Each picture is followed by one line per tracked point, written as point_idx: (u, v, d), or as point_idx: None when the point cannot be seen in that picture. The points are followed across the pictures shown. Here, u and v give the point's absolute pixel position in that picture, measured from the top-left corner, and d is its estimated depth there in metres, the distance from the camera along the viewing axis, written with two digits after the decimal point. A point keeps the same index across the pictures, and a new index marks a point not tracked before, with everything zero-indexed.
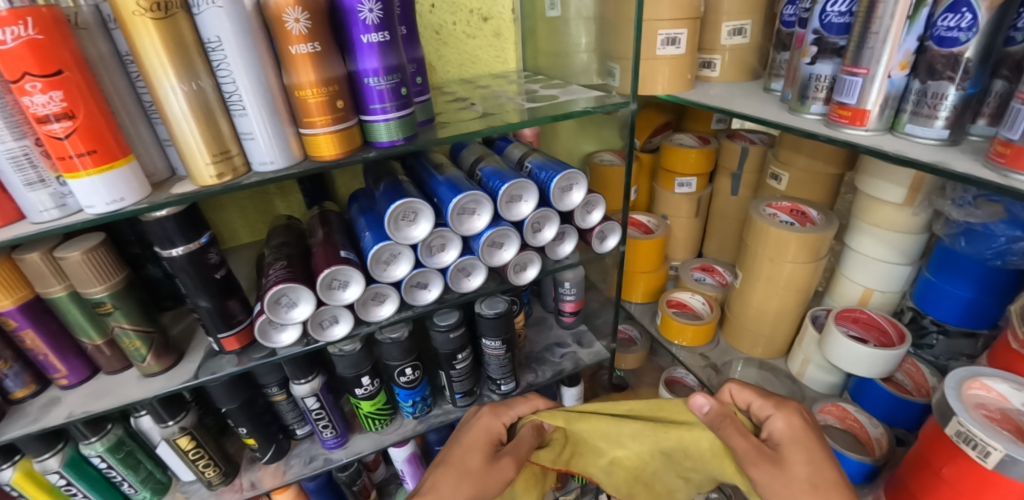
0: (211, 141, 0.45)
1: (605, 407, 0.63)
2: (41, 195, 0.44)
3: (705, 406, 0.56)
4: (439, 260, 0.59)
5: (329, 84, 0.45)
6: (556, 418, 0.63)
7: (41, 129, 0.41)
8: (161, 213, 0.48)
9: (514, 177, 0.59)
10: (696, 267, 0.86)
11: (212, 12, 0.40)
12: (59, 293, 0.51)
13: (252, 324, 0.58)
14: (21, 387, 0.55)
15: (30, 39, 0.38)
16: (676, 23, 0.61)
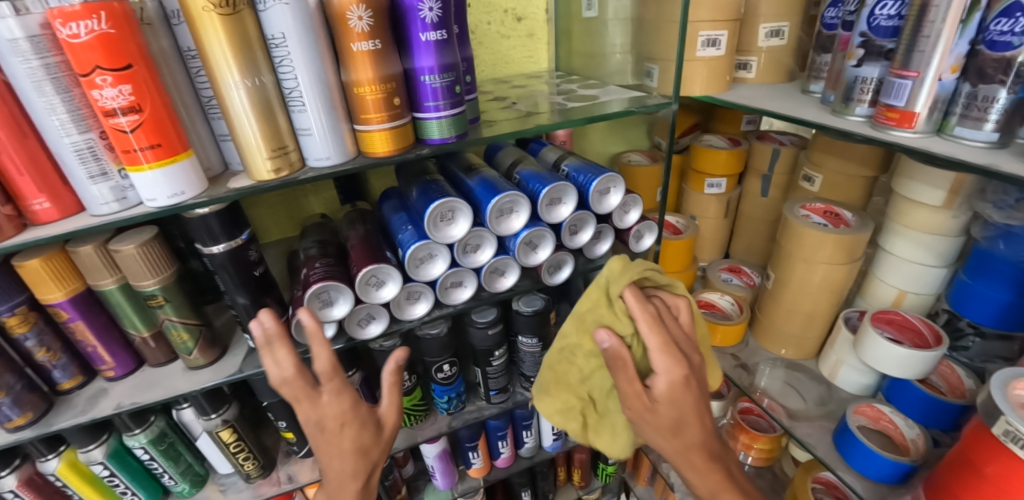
0: (270, 136, 0.45)
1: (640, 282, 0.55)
2: (102, 188, 0.45)
3: (607, 342, 0.51)
4: (474, 260, 0.59)
5: (386, 81, 0.45)
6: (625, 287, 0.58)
7: (107, 123, 0.41)
8: (203, 210, 0.48)
9: (553, 180, 0.59)
10: (723, 268, 0.87)
11: (278, 9, 0.41)
12: (110, 285, 0.52)
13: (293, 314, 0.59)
14: (68, 378, 0.57)
15: (103, 33, 0.38)
16: (716, 24, 0.61)
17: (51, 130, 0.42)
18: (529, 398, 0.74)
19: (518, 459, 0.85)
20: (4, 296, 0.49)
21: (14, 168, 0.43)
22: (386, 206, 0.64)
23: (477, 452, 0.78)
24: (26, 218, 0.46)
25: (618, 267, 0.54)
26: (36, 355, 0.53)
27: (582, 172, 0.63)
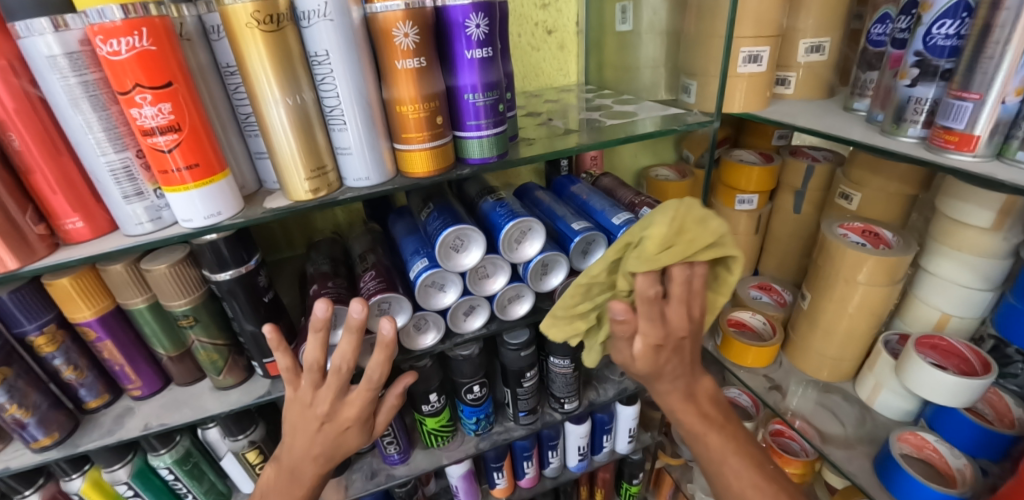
0: (309, 156, 0.44)
1: (693, 250, 0.44)
2: (136, 208, 0.44)
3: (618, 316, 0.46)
4: (487, 288, 0.56)
5: (429, 100, 0.44)
6: (703, 232, 0.44)
7: (144, 142, 0.40)
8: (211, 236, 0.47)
9: (585, 226, 0.56)
10: (753, 285, 0.86)
11: (323, 25, 0.39)
12: (139, 304, 0.53)
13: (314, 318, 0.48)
14: (95, 396, 0.58)
15: (143, 50, 0.37)
16: (759, 40, 0.59)
17: (88, 150, 0.40)
18: (558, 419, 0.72)
19: (542, 479, 0.83)
20: (35, 313, 0.50)
21: (47, 186, 0.41)
22: (396, 226, 0.61)
23: (502, 472, 0.76)
24: (58, 238, 0.45)
25: (655, 249, 0.43)
26: (63, 373, 0.55)
27: (608, 211, 0.59)
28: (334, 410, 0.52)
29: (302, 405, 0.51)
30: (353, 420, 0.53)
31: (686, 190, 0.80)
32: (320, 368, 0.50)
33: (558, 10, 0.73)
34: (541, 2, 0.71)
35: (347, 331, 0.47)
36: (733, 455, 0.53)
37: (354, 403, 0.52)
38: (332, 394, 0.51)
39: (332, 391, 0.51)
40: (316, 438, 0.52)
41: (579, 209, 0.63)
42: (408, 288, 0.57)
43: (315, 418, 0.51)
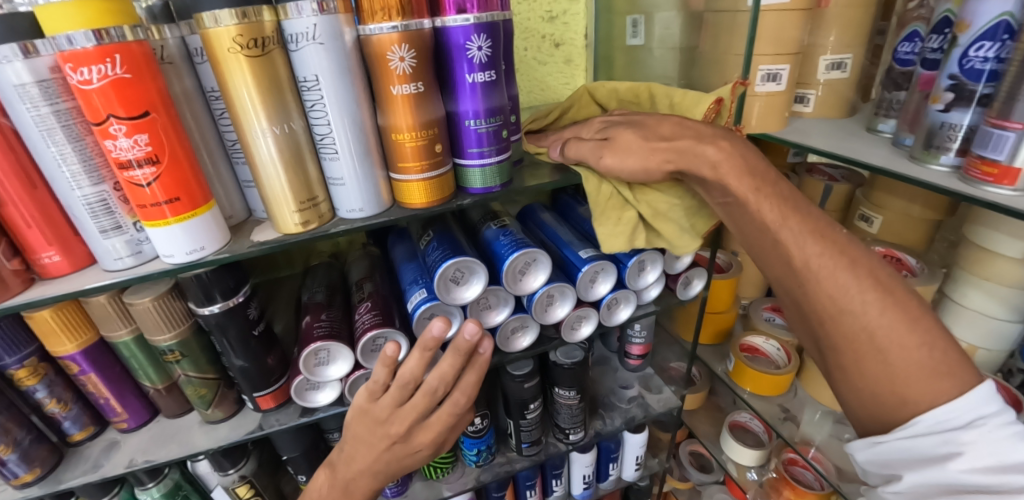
0: (299, 187, 0.41)
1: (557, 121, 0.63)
2: (115, 243, 0.41)
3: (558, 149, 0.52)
4: (488, 320, 0.53)
5: (427, 128, 0.41)
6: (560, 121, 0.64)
7: (121, 175, 0.37)
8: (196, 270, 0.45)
9: (594, 256, 0.53)
10: (765, 307, 0.84)
11: (312, 50, 0.36)
12: (125, 336, 0.51)
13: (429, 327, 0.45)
14: (79, 429, 0.56)
15: (117, 78, 0.34)
16: (778, 58, 0.56)
17: (61, 183, 0.38)
18: (563, 449, 0.70)
19: None
20: (15, 347, 0.49)
21: (22, 221, 0.39)
22: (397, 249, 0.58)
23: None
24: (35, 272, 0.43)
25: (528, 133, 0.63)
26: (46, 406, 0.53)
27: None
28: (410, 432, 0.51)
29: (375, 421, 0.49)
30: (425, 445, 0.53)
31: None
32: (414, 384, 0.48)
33: (565, 23, 0.70)
34: (548, 15, 0.69)
35: (452, 350, 0.48)
36: (794, 217, 0.43)
37: (433, 428, 0.52)
38: (414, 414, 0.49)
39: (415, 411, 0.49)
40: (384, 454, 0.52)
41: (586, 235, 0.59)
42: (405, 317, 0.54)
43: (387, 438, 0.50)
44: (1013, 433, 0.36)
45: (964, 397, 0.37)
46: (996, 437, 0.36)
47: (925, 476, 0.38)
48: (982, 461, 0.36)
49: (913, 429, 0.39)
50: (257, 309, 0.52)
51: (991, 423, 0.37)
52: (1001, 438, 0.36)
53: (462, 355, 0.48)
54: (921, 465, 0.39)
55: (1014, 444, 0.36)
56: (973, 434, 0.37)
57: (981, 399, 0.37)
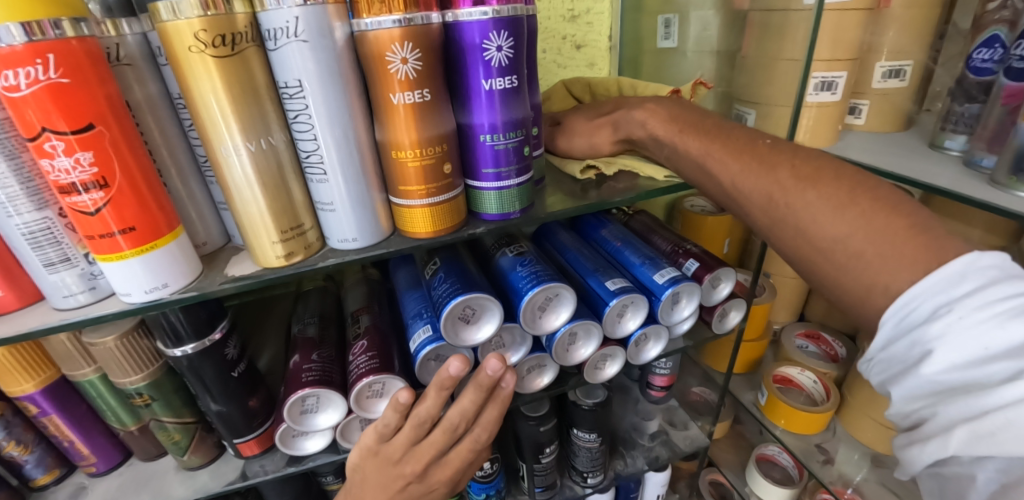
0: (282, 213, 0.34)
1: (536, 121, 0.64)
2: (64, 277, 0.35)
3: None
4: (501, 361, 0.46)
5: (434, 144, 0.34)
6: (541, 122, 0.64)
7: (64, 200, 0.31)
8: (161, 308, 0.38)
9: (624, 288, 0.46)
10: (799, 333, 0.78)
11: (294, 48, 0.30)
12: (90, 375, 0.45)
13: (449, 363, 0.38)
14: (44, 472, 0.49)
15: (52, 83, 0.27)
16: (834, 64, 0.50)
17: None
18: (582, 494, 0.63)
19: None
20: None
21: None
22: (398, 275, 0.51)
23: None
24: None
25: None
26: (4, 450, 0.46)
27: (648, 265, 0.50)
28: (426, 469, 0.44)
29: (387, 461, 0.43)
30: (442, 483, 0.46)
31: (725, 226, 0.69)
32: (431, 421, 0.42)
33: (588, 23, 0.64)
34: (570, 14, 0.63)
35: (472, 385, 0.41)
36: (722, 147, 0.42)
37: (451, 465, 0.45)
38: (432, 453, 0.43)
39: (432, 449, 0.43)
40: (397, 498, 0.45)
41: (611, 260, 0.53)
42: (406, 355, 0.47)
43: (401, 478, 0.43)
44: (993, 314, 0.29)
45: (924, 282, 0.31)
46: (972, 323, 0.30)
47: (907, 385, 0.33)
48: (957, 356, 0.30)
49: (881, 332, 0.34)
50: (238, 347, 0.46)
51: (962, 308, 0.30)
52: (980, 323, 0.29)
53: (484, 391, 0.41)
54: (901, 370, 0.33)
55: (995, 327, 0.29)
56: (939, 326, 0.31)
57: (948, 280, 0.30)
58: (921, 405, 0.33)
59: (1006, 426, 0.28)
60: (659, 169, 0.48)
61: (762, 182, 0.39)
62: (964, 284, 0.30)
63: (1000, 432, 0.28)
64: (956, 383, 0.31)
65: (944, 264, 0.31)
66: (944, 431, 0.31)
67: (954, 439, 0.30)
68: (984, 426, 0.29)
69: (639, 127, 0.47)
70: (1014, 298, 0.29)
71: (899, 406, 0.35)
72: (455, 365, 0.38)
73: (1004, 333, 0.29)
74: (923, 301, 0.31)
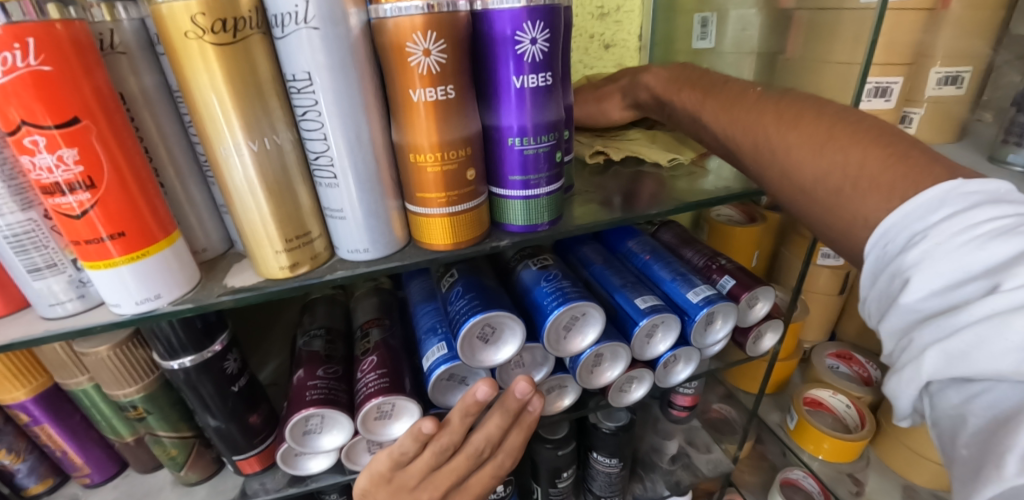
0: (287, 220, 0.31)
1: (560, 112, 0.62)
2: (50, 285, 0.32)
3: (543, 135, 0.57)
4: None
5: (456, 147, 0.31)
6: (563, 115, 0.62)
7: (47, 202, 0.28)
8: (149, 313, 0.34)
9: (656, 307, 0.43)
10: (829, 353, 0.74)
11: (303, 36, 0.26)
12: (84, 385, 0.42)
13: (475, 389, 0.37)
14: (36, 482, 0.47)
15: (32, 72, 0.24)
16: (889, 69, 0.47)
17: None
18: None
19: None
20: None
21: None
22: (411, 287, 0.48)
23: None
24: None
25: None
26: None
27: (680, 282, 0.46)
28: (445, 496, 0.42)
29: (402, 488, 0.40)
30: None
31: (757, 237, 0.65)
32: (453, 447, 0.40)
33: (617, 21, 0.62)
34: (599, 11, 0.60)
35: (499, 408, 0.40)
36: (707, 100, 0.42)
37: (472, 491, 0.43)
38: (452, 479, 0.41)
39: (452, 475, 0.41)
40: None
41: (640, 275, 0.49)
42: (419, 373, 0.44)
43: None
44: (973, 234, 0.27)
45: (901, 209, 0.30)
46: (949, 246, 0.27)
47: (889, 321, 0.30)
48: (936, 281, 0.28)
49: (870, 268, 0.32)
50: (239, 360, 0.42)
51: (938, 231, 0.28)
52: (959, 242, 0.27)
53: (510, 416, 0.40)
54: (887, 306, 0.31)
55: (976, 247, 0.27)
56: (916, 253, 0.29)
57: (925, 204, 0.29)
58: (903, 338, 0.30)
59: (978, 342, 0.25)
60: (662, 152, 0.50)
61: (824, 187, 0.34)
62: (943, 210, 0.29)
63: (973, 349, 0.25)
64: (935, 311, 0.28)
65: (923, 190, 0.30)
66: (917, 359, 0.28)
67: (927, 364, 0.27)
68: (955, 346, 0.26)
69: (645, 90, 0.48)
70: (1002, 220, 0.27)
71: (888, 347, 0.31)
72: (483, 389, 0.36)
73: (984, 253, 0.26)
74: (900, 229, 0.30)
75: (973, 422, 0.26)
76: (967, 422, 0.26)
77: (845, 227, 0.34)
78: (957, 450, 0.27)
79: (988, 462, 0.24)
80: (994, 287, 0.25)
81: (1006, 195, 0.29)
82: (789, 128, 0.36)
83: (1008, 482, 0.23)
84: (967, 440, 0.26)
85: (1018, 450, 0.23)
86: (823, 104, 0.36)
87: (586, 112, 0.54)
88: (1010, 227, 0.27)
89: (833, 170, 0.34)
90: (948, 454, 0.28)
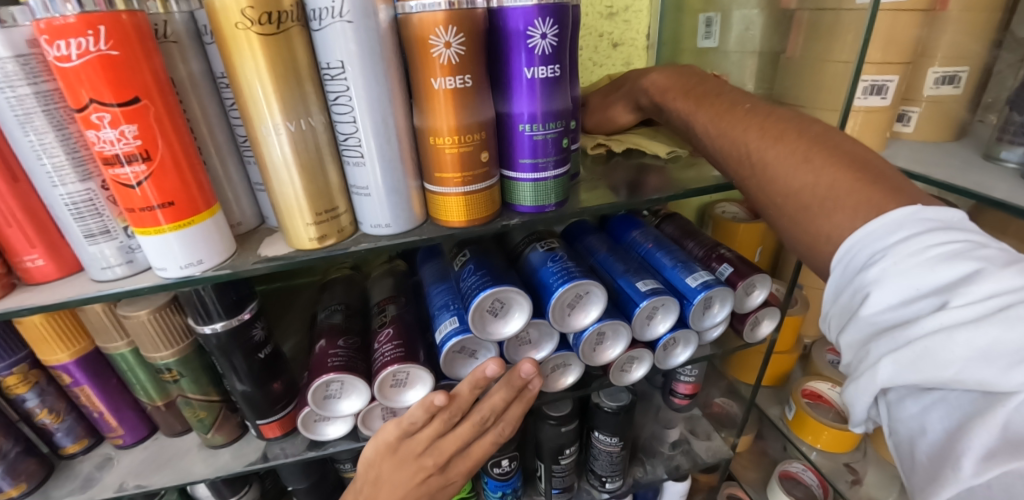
0: (317, 196, 0.34)
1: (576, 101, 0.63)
2: (104, 249, 0.35)
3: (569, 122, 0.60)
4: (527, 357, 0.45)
5: (472, 132, 0.34)
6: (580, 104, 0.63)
7: (106, 172, 0.31)
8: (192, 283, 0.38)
9: (655, 289, 0.45)
10: (830, 348, 0.75)
11: (338, 29, 0.29)
12: (122, 349, 0.45)
13: (483, 370, 0.40)
14: (73, 441, 0.50)
15: (102, 55, 0.28)
16: (886, 68, 0.49)
17: (41, 178, 0.32)
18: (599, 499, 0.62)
19: None
20: (6, 351, 0.44)
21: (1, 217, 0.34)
22: (425, 270, 0.50)
23: None
24: (17, 276, 0.37)
25: None
26: (37, 417, 0.47)
27: (680, 268, 0.48)
28: (448, 462, 0.45)
29: (408, 454, 0.43)
30: (461, 475, 0.46)
31: (759, 234, 0.67)
32: (461, 413, 0.43)
33: (626, 20, 0.64)
34: (608, 11, 0.63)
35: (504, 384, 0.43)
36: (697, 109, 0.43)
37: (475, 455, 0.46)
38: (456, 445, 0.44)
39: (456, 439, 0.44)
40: (415, 492, 0.44)
41: (642, 262, 0.51)
42: (431, 348, 0.47)
43: (422, 471, 0.44)
44: (927, 255, 0.29)
45: (865, 229, 0.31)
46: (905, 265, 0.29)
47: (848, 332, 0.32)
48: (892, 297, 0.29)
49: (833, 281, 0.34)
50: (265, 329, 0.46)
51: (895, 252, 0.30)
52: (914, 263, 0.29)
53: (513, 391, 0.43)
54: (847, 319, 0.33)
55: (928, 267, 0.28)
56: (876, 270, 0.30)
57: (886, 226, 0.31)
58: (860, 350, 0.32)
59: (927, 353, 0.27)
60: (661, 146, 0.51)
61: (792, 182, 0.36)
62: (901, 231, 0.30)
63: (923, 361, 0.27)
64: (890, 325, 0.30)
65: (884, 213, 0.31)
66: (872, 367, 0.30)
67: (881, 373, 0.29)
68: (907, 357, 0.28)
69: (643, 94, 0.49)
70: (951, 244, 0.29)
71: (845, 357, 0.33)
72: (492, 370, 0.40)
73: (936, 274, 0.28)
74: (862, 247, 0.31)
75: (931, 429, 0.28)
76: (925, 430, 0.29)
77: (808, 242, 0.36)
78: (914, 456, 0.29)
79: (945, 467, 0.27)
80: (942, 304, 0.28)
81: (957, 221, 0.31)
82: (775, 126, 0.38)
83: (964, 482, 0.26)
84: (925, 446, 0.29)
85: (972, 455, 0.26)
86: (807, 123, 0.38)
87: (598, 100, 0.56)
88: (960, 250, 0.29)
89: (815, 160, 0.35)
90: (906, 459, 0.31)
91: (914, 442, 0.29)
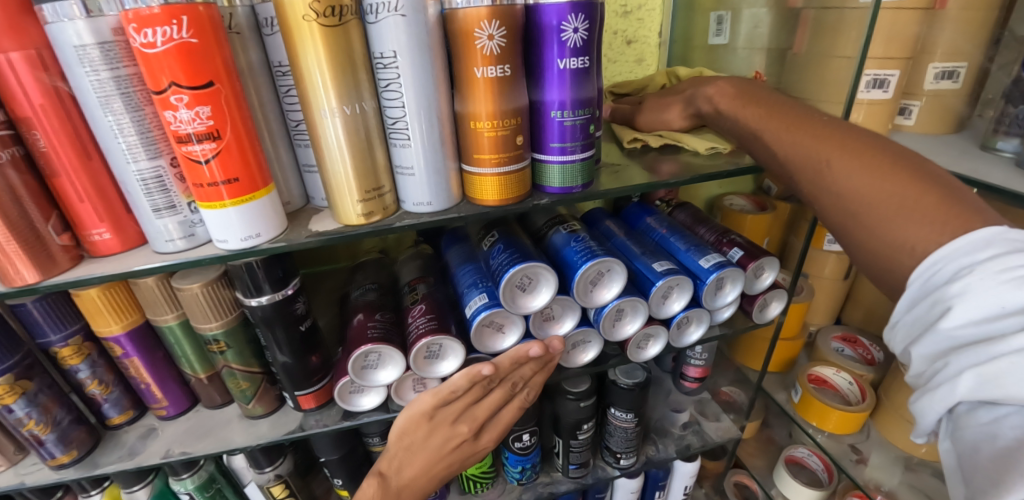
0: (365, 175, 0.37)
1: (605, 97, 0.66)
2: (168, 224, 0.38)
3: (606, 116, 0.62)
4: (550, 332, 0.48)
5: (509, 117, 0.37)
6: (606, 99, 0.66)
7: (178, 150, 0.34)
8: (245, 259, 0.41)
9: (672, 269, 0.48)
10: (836, 336, 0.78)
11: (392, 22, 0.33)
12: (171, 321, 0.48)
13: (525, 348, 0.45)
14: (119, 412, 0.53)
15: (182, 43, 0.31)
16: (887, 62, 0.52)
17: (117, 155, 0.35)
18: (613, 475, 0.65)
19: None
20: (62, 323, 0.47)
21: (74, 193, 0.37)
22: (451, 253, 0.53)
23: None
24: (83, 249, 0.40)
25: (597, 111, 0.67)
26: (87, 387, 0.50)
27: (693, 251, 0.51)
28: (480, 429, 0.50)
29: (444, 421, 0.47)
30: (491, 443, 0.52)
31: (766, 224, 0.70)
32: (495, 382, 0.47)
33: (639, 19, 0.67)
34: (623, 9, 0.66)
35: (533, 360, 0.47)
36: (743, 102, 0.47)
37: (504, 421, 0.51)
38: (487, 412, 0.49)
39: (489, 406, 0.49)
40: (449, 456, 0.50)
41: (657, 246, 0.54)
42: (461, 324, 0.50)
43: (457, 437, 0.49)
44: (1017, 275, 0.29)
45: (951, 245, 0.32)
46: (991, 283, 0.30)
47: (922, 344, 0.34)
48: (976, 312, 0.31)
49: (909, 294, 0.35)
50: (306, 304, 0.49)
51: (983, 269, 0.30)
52: (1000, 283, 0.30)
53: (542, 365, 0.48)
54: (921, 330, 0.34)
55: (1017, 285, 0.29)
56: (960, 285, 0.31)
57: (974, 244, 0.32)
58: (937, 361, 0.33)
59: (1011, 368, 0.28)
60: (701, 142, 0.52)
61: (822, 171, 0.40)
62: (988, 250, 0.31)
63: (1004, 375, 0.28)
64: (972, 339, 0.31)
65: (972, 231, 0.32)
66: (952, 379, 0.31)
67: (962, 385, 0.30)
68: (989, 370, 0.29)
69: (706, 101, 0.51)
70: None
71: (916, 367, 0.35)
72: (536, 349, 0.45)
73: None
74: (947, 262, 0.32)
75: (999, 439, 0.29)
76: (993, 439, 0.29)
77: (838, 219, 0.39)
78: (976, 463, 0.30)
79: (1012, 474, 0.28)
80: None
81: None
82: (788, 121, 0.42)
83: None
84: (989, 453, 0.29)
85: None
86: (818, 117, 0.42)
87: None
88: None
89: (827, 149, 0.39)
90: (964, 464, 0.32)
91: (977, 449, 0.30)
